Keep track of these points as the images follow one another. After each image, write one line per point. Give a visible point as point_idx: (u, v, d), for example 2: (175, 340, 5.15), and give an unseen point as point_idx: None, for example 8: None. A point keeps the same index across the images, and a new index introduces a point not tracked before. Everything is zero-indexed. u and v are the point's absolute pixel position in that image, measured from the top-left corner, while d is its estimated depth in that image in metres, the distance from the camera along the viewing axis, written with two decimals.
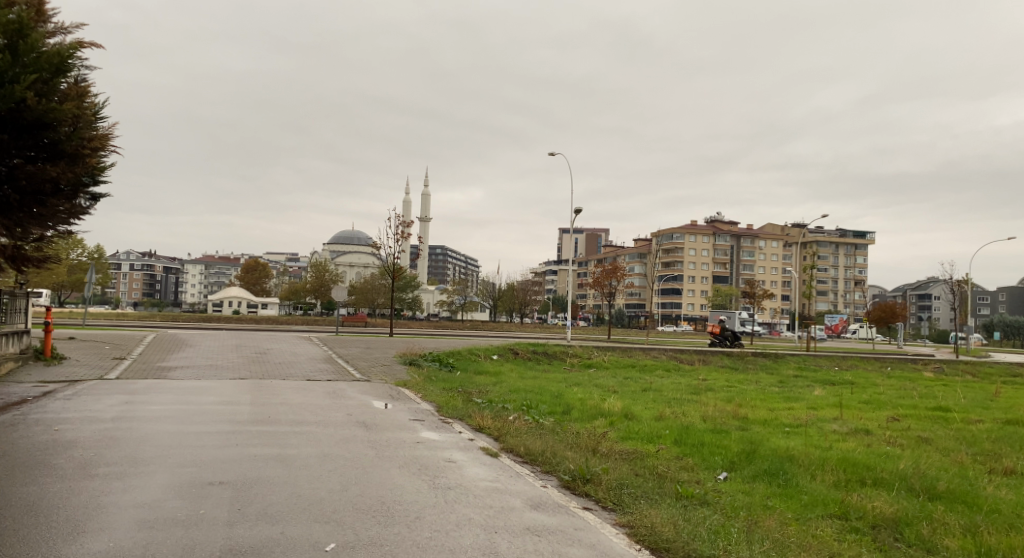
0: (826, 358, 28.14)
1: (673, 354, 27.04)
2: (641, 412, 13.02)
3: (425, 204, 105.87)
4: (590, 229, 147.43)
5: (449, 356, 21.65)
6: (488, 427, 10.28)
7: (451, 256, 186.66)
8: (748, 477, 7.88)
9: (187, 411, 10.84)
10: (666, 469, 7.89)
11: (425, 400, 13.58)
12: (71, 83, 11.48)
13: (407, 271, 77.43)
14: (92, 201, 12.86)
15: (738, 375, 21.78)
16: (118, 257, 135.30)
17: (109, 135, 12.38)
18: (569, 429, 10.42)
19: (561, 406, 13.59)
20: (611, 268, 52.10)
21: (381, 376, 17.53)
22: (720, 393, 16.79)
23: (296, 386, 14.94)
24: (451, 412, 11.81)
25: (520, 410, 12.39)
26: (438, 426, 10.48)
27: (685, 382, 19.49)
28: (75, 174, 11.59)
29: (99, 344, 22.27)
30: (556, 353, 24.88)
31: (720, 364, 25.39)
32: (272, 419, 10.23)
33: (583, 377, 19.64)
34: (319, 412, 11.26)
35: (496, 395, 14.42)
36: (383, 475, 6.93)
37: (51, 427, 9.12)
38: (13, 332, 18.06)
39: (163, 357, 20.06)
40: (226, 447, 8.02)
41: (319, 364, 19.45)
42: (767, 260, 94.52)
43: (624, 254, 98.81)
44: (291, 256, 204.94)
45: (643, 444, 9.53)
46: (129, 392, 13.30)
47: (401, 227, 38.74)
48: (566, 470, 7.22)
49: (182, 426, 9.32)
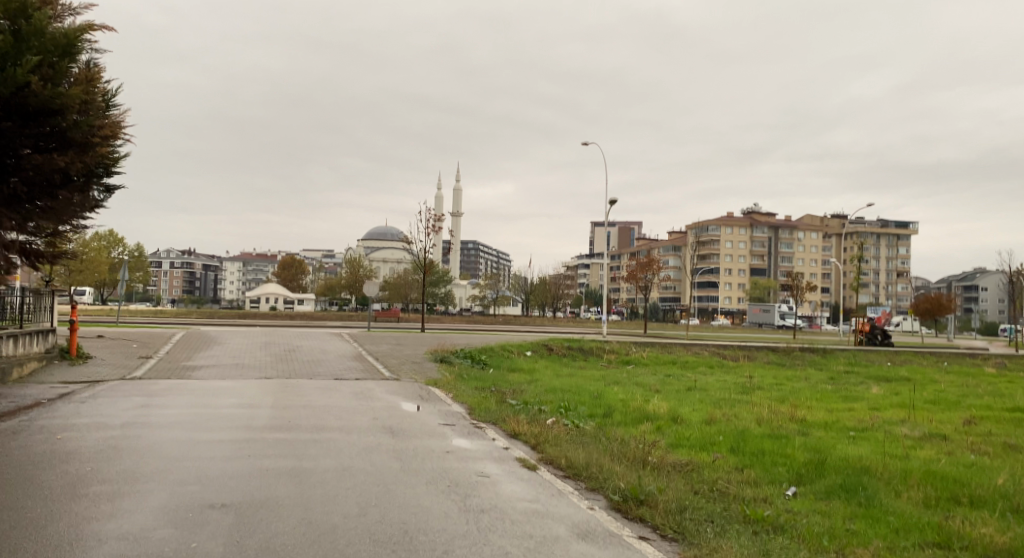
0: (878, 352, 26.79)
1: (715, 350, 25.91)
2: (689, 415, 12.11)
3: (457, 199, 105.33)
4: (624, 223, 145.81)
5: (482, 353, 20.83)
6: (525, 432, 9.46)
7: (483, 250, 186.48)
8: (821, 493, 6.92)
9: (202, 415, 10.19)
10: (727, 485, 7.04)
11: (456, 401, 12.78)
12: (81, 69, 10.94)
13: (440, 266, 76.85)
14: (106, 194, 12.30)
15: (787, 371, 20.68)
16: (157, 256, 137.04)
17: (122, 123, 11.83)
18: (612, 435, 9.55)
19: (601, 407, 12.72)
20: (646, 261, 50.92)
21: (412, 374, 16.80)
22: (772, 392, 15.72)
23: (323, 385, 14.26)
24: (484, 414, 10.98)
25: (558, 412, 11.54)
26: (469, 431, 9.66)
27: (732, 380, 18.44)
28: (85, 164, 11.02)
29: (127, 342, 21.85)
30: (592, 349, 23.99)
31: (765, 359, 24.26)
32: (290, 424, 9.51)
33: (621, 375, 18.71)
34: (342, 415, 10.53)
35: (532, 395, 13.54)
36: (408, 495, 6.12)
37: (54, 435, 8.52)
38: (38, 332, 17.63)
39: (189, 356, 19.53)
40: (236, 459, 7.29)
41: (348, 361, 18.74)
42: (806, 251, 92.43)
43: (658, 247, 97.31)
44: (326, 252, 206.55)
45: (696, 454, 8.70)
46: (148, 394, 12.69)
47: (433, 221, 38.08)
48: (616, 489, 6.37)
49: (194, 433, 8.64)
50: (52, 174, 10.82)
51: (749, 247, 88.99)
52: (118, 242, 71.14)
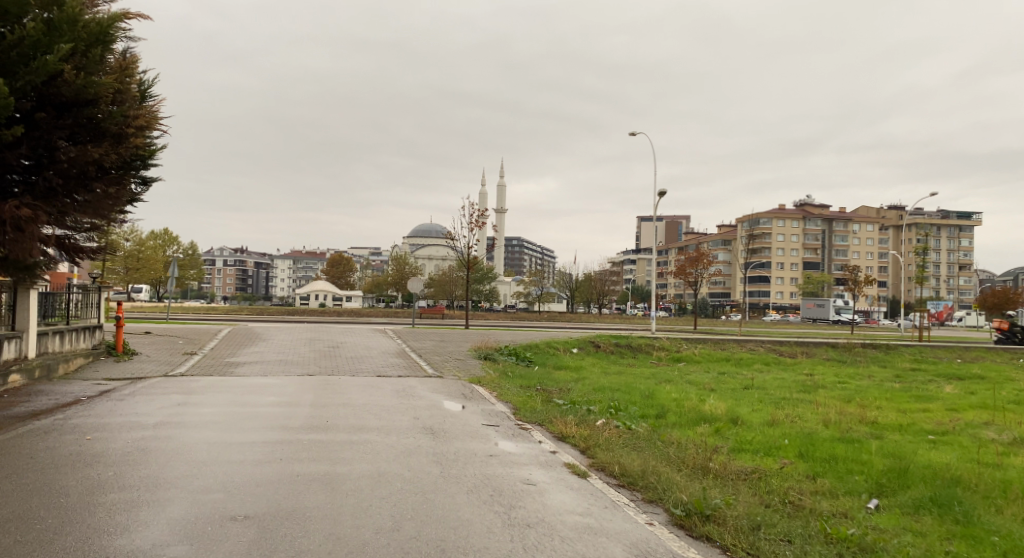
0: (944, 348, 25.47)
1: (771, 346, 24.92)
2: (749, 416, 11.41)
3: (502, 195, 104.98)
4: (671, 218, 143.91)
5: (526, 349, 20.25)
6: (574, 434, 8.86)
7: (529, 247, 186.33)
8: (910, 507, 6.20)
9: (239, 414, 9.80)
10: (802, 498, 6.37)
11: (500, 400, 12.20)
12: (117, 58, 10.72)
13: (485, 262, 76.55)
14: (144, 187, 12.07)
15: (848, 369, 19.65)
16: (211, 254, 139.84)
17: (158, 115, 11.59)
18: (668, 438, 8.93)
19: (654, 407, 12.04)
20: (695, 255, 49.75)
21: (454, 371, 16.33)
22: (835, 392, 14.89)
23: (364, 383, 13.83)
24: (529, 415, 10.41)
25: (608, 412, 10.90)
26: (514, 433, 9.10)
27: (790, 378, 17.53)
28: (121, 156, 10.73)
29: (173, 339, 21.78)
30: (641, 345, 23.21)
31: (824, 356, 23.22)
32: (327, 424, 9.06)
33: (673, 374, 17.93)
34: (382, 415, 10.05)
35: (581, 394, 12.92)
36: (448, 506, 5.56)
37: (85, 435, 8.19)
38: (85, 328, 17.58)
39: (233, 352, 19.35)
40: (266, 463, 6.83)
41: (391, 358, 18.33)
42: (861, 245, 89.85)
43: (707, 241, 95.54)
44: (373, 250, 208.43)
45: (761, 461, 8.05)
46: (187, 392, 12.38)
47: (478, 216, 37.65)
48: (677, 502, 5.77)
49: (226, 434, 8.24)
50: (87, 167, 10.54)
51: (802, 240, 86.77)
52: (173, 241, 72.26)
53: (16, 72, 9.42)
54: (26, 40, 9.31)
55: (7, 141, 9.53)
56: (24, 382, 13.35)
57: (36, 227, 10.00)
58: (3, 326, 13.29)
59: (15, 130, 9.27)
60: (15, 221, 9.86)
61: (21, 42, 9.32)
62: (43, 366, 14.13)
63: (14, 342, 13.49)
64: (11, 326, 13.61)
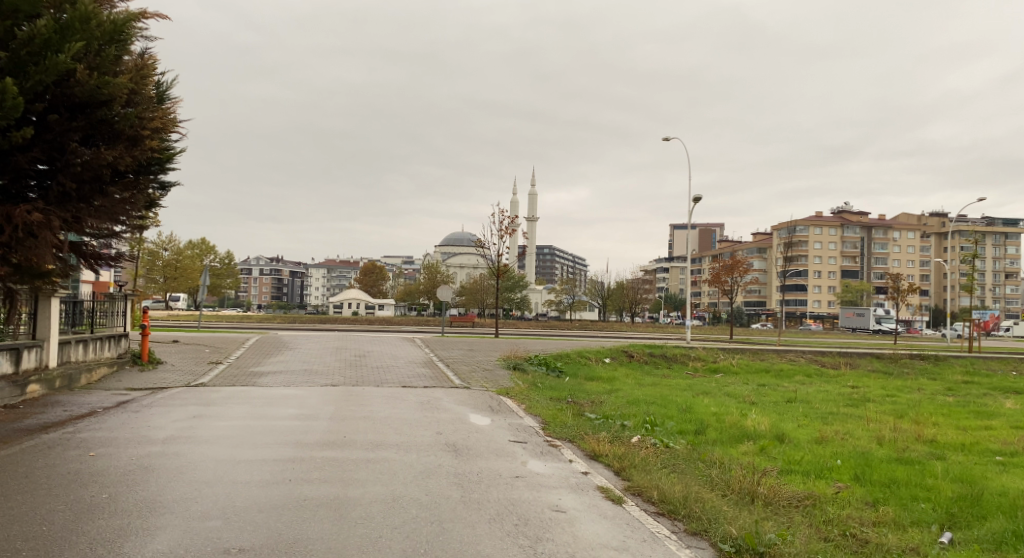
0: (997, 360, 24.37)
1: (813, 356, 24.03)
2: (796, 433, 10.74)
3: (534, 203, 104.57)
4: (703, 225, 142.39)
5: (557, 359, 19.63)
6: (607, 453, 8.24)
7: (559, 255, 186.35)
8: (989, 541, 5.52)
9: (254, 428, 9.29)
10: (863, 530, 5.71)
11: (529, 413, 11.59)
12: (134, 59, 10.31)
13: (516, 271, 76.03)
14: (163, 190, 11.70)
15: (895, 381, 18.77)
16: (248, 264, 141.63)
17: (176, 118, 11.21)
18: (710, 460, 8.30)
19: (691, 422, 11.39)
20: (731, 262, 48.75)
21: (483, 381, 15.79)
22: (884, 407, 14.10)
23: (388, 394, 13.31)
24: (559, 430, 9.81)
25: (643, 428, 10.28)
26: (543, 451, 8.49)
27: (835, 391, 16.71)
28: (136, 159, 10.29)
29: (200, 347, 21.46)
30: (676, 355, 22.47)
31: (870, 368, 22.30)
32: (343, 440, 8.52)
33: (710, 385, 17.21)
34: (403, 429, 9.50)
35: (614, 407, 12.27)
36: (466, 538, 4.98)
37: (89, 450, 7.72)
38: (109, 336, 17.27)
39: (258, 361, 18.97)
40: (273, 484, 6.30)
41: (418, 368, 17.82)
42: (902, 252, 87.80)
43: (742, 249, 94.02)
44: (405, 259, 209.41)
45: (815, 485, 7.42)
46: (206, 403, 11.92)
47: (509, 224, 37.14)
48: (726, 536, 5.16)
49: (237, 452, 7.72)
50: (101, 171, 10.11)
51: (840, 248, 85.00)
52: (210, 250, 72.61)
53: (27, 70, 8.98)
54: (37, 38, 8.90)
55: (17, 143, 9.11)
56: (44, 392, 13.03)
57: (48, 232, 9.57)
58: (23, 335, 12.99)
59: (26, 132, 8.87)
60: (27, 227, 9.44)
61: (32, 41, 8.91)
62: (64, 377, 13.79)
63: (34, 351, 13.16)
64: (31, 335, 13.29)
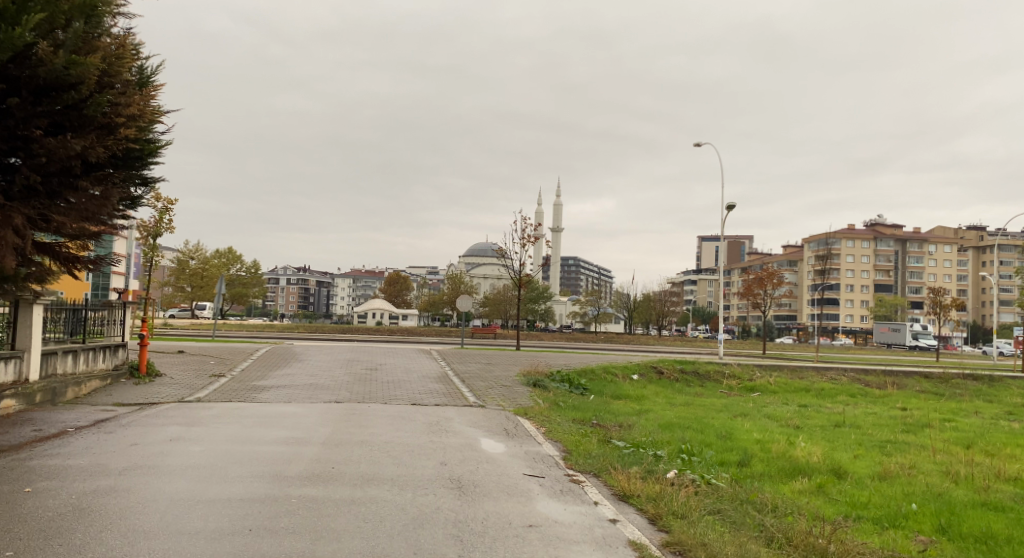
0: None
1: (855, 375, 22.47)
2: (855, 467, 9.43)
3: (559, 213, 103.27)
4: (731, 238, 140.31)
5: (582, 376, 18.24)
6: (638, 494, 6.97)
7: (584, 268, 186.00)
8: None
9: (232, 456, 8.11)
10: None
11: (550, 439, 10.29)
12: (113, 39, 9.17)
13: (541, 282, 74.63)
14: (145, 187, 10.59)
15: (948, 404, 17.25)
16: (275, 273, 141.93)
17: (160, 106, 10.12)
18: (764, 504, 7.08)
19: (733, 450, 10.10)
20: (762, 275, 47.04)
21: (500, 400, 14.48)
22: (947, 435, 12.69)
23: (393, 414, 12.04)
24: (582, 461, 8.53)
25: (678, 457, 9.03)
26: (562, 489, 7.22)
27: (886, 414, 15.24)
28: (109, 149, 9.15)
29: (204, 359, 20.34)
30: (708, 372, 21.00)
31: (918, 388, 20.72)
32: (329, 474, 7.30)
33: (747, 406, 15.82)
34: (402, 459, 8.26)
35: (645, 433, 10.98)
36: None
37: (28, 483, 6.53)
38: (106, 346, 16.18)
39: (263, 375, 17.80)
40: (227, 537, 5.07)
41: (431, 384, 16.49)
42: (938, 266, 85.22)
43: (773, 262, 91.83)
44: (431, 270, 209.14)
45: (898, 539, 6.22)
46: (191, 423, 10.74)
47: (533, 233, 35.84)
48: None
49: (199, 490, 6.47)
50: (70, 163, 8.96)
51: (874, 262, 82.76)
52: (236, 259, 71.95)
53: None
54: None
55: None
56: (21, 408, 11.98)
57: (9, 231, 8.38)
58: (2, 345, 11.98)
59: None
60: None
61: None
62: (46, 390, 12.71)
63: (13, 363, 12.11)
64: (11, 345, 12.28)
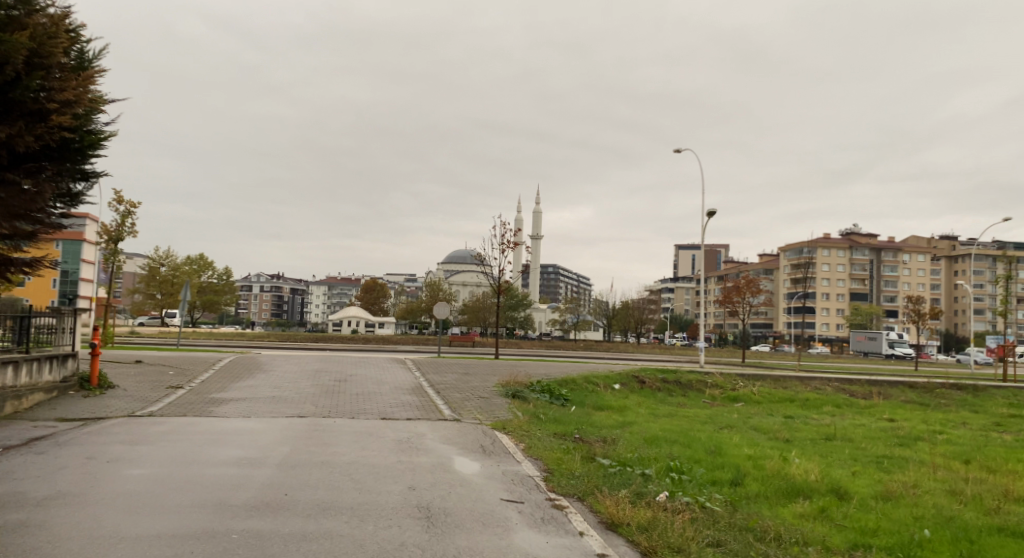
0: None
1: (840, 385, 21.93)
2: (856, 486, 8.75)
3: (537, 221, 102.73)
4: (708, 246, 140.70)
5: (562, 386, 17.46)
6: (628, 522, 6.21)
7: (563, 275, 185.86)
8: None
9: (173, 481, 7.24)
10: None
11: (529, 456, 9.53)
12: (48, 17, 8.32)
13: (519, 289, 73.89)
14: (87, 182, 9.70)
15: (936, 414, 16.72)
16: (249, 280, 139.89)
17: (102, 96, 9.26)
18: (765, 533, 6.35)
19: (726, 467, 9.38)
20: (742, 282, 46.63)
21: (476, 413, 13.67)
22: (943, 449, 12.10)
23: (358, 430, 11.18)
24: (565, 483, 7.77)
25: (667, 477, 8.29)
26: (544, 517, 6.44)
27: (875, 426, 14.64)
28: (40, 138, 8.28)
29: (163, 369, 19.23)
30: (691, 382, 20.32)
31: (905, 398, 20.17)
32: (281, 502, 6.48)
33: (733, 417, 15.15)
34: (366, 482, 7.45)
35: (630, 449, 10.22)
36: None
37: None
38: (54, 356, 15.15)
39: (224, 386, 16.84)
40: None
41: (403, 396, 15.65)
42: (912, 275, 85.80)
43: (750, 270, 91.91)
44: (407, 276, 207.59)
45: None
46: (135, 442, 9.81)
47: (512, 239, 35.09)
48: None
49: (123, 524, 5.60)
50: None
51: (849, 270, 83.07)
52: (208, 266, 70.38)
53: None
54: None
55: None
56: None
57: None
58: None
59: None
60: None
61: None
62: None
63: None
64: None
